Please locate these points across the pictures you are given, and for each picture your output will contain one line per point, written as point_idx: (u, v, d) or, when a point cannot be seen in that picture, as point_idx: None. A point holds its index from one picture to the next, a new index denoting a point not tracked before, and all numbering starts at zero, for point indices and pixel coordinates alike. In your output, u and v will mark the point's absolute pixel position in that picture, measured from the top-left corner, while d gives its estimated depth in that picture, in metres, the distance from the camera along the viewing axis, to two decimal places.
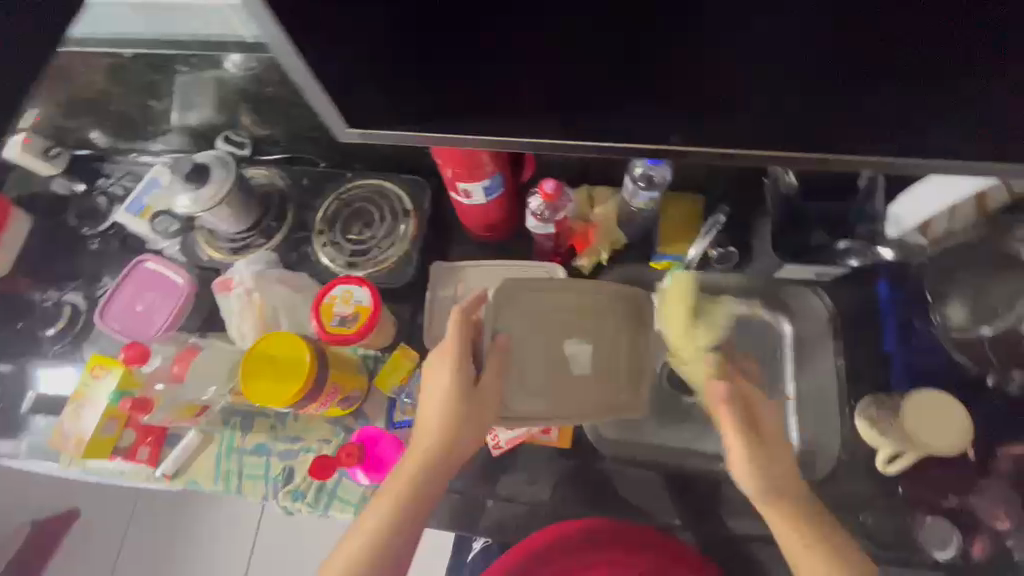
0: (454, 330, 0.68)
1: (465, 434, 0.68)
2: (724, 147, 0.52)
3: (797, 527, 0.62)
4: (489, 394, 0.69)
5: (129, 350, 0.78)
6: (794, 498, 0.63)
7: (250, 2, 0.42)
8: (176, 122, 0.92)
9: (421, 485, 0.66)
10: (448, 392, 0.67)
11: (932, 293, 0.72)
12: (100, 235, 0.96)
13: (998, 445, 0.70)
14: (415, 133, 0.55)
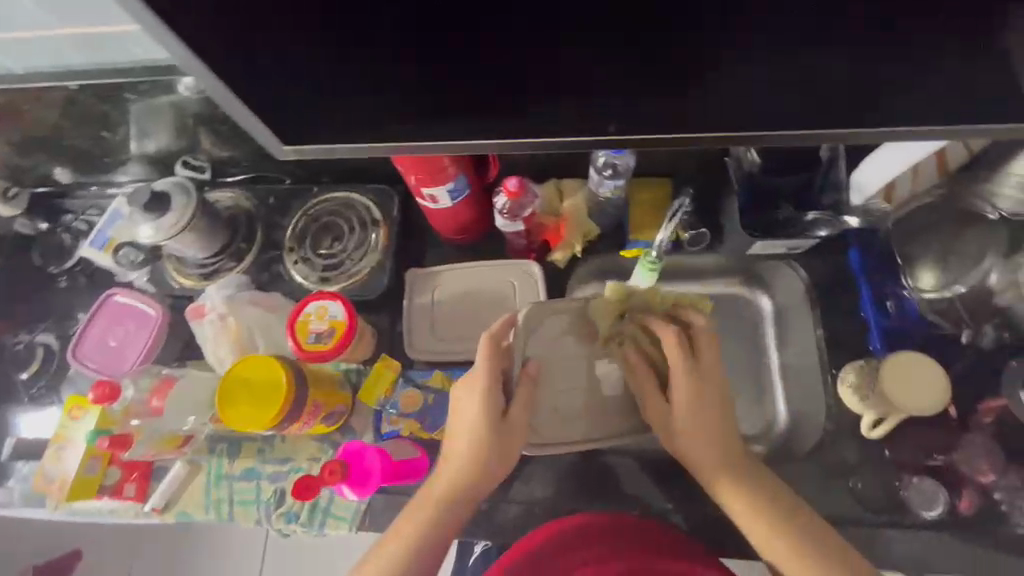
0: (483, 360, 0.65)
1: (493, 463, 0.66)
2: (684, 135, 0.53)
3: (773, 527, 0.62)
4: (517, 422, 0.66)
5: (99, 390, 0.76)
6: (741, 476, 0.64)
7: (147, 24, 0.41)
8: (134, 151, 0.90)
9: (442, 515, 0.65)
10: (476, 423, 0.65)
11: (902, 256, 0.76)
12: (68, 273, 0.94)
13: (978, 400, 0.71)
14: (379, 145, 0.56)
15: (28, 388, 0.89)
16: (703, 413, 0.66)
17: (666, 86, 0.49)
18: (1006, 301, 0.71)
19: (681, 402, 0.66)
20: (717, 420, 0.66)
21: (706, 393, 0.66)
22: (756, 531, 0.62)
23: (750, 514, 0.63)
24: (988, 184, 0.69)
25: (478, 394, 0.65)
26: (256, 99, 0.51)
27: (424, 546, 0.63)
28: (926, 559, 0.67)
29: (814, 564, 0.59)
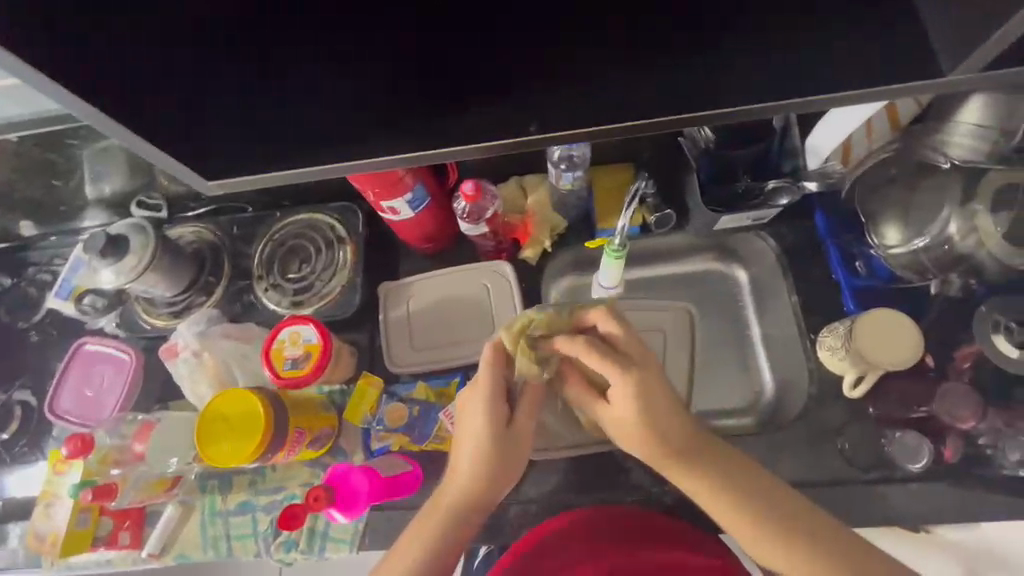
0: (489, 366, 0.64)
1: (500, 473, 0.65)
2: (631, 121, 0.52)
3: (756, 519, 0.60)
4: (523, 429, 0.66)
5: (71, 445, 0.75)
6: (703, 469, 0.62)
7: (30, 77, 0.41)
8: (90, 197, 0.90)
9: (454, 529, 0.64)
10: (482, 432, 0.64)
11: (864, 214, 0.73)
12: (37, 326, 0.92)
13: (954, 347, 0.72)
14: (337, 160, 0.55)
15: (8, 448, 0.86)
16: (650, 418, 0.62)
17: (604, 72, 0.49)
18: (969, 249, 0.67)
19: (623, 411, 0.62)
20: (667, 421, 0.62)
21: (651, 394, 0.62)
22: (725, 516, 0.62)
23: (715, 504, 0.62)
24: (940, 134, 0.69)
25: (485, 403, 0.64)
26: (195, 126, 0.51)
27: (432, 564, 0.62)
28: (920, 509, 0.68)
29: (791, 546, 0.59)
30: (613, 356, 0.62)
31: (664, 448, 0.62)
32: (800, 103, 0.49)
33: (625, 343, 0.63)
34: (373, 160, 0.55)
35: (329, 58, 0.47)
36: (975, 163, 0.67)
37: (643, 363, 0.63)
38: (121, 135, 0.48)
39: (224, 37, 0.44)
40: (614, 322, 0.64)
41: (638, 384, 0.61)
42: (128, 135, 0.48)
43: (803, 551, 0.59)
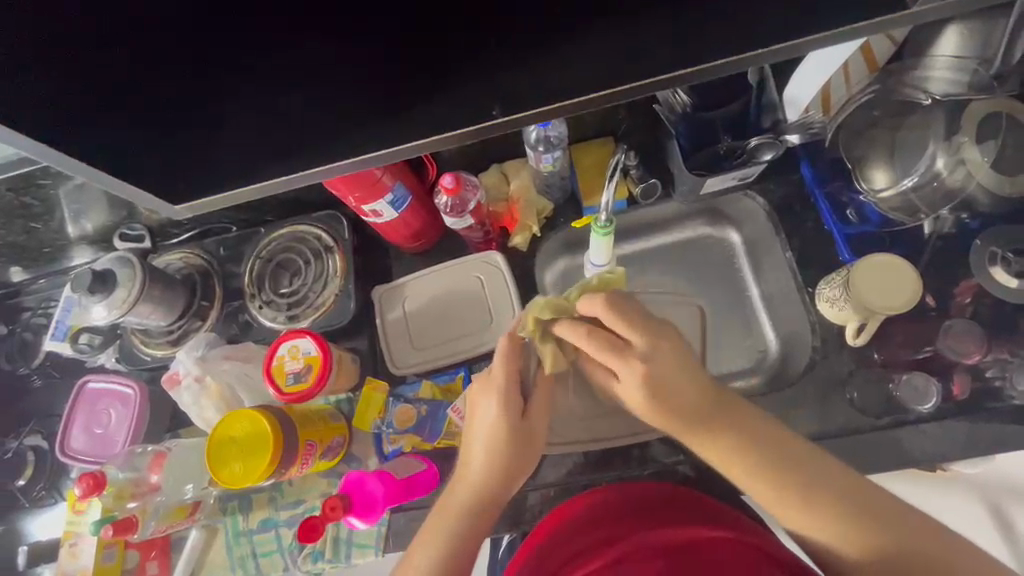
0: (506, 353, 0.64)
1: (515, 465, 0.65)
2: (613, 88, 0.50)
3: (773, 484, 0.59)
4: (538, 419, 0.66)
5: (84, 484, 0.73)
6: (710, 432, 0.61)
7: None
8: (74, 235, 0.90)
9: (470, 525, 0.64)
10: (495, 423, 0.64)
11: (851, 160, 0.71)
12: (38, 371, 0.92)
13: (954, 285, 0.71)
14: (328, 166, 0.55)
15: (26, 494, 0.86)
16: (660, 396, 0.60)
17: (570, 48, 0.47)
18: (959, 182, 0.65)
19: (631, 393, 0.61)
20: (670, 395, 0.60)
21: (664, 378, 0.59)
22: (754, 485, 0.60)
23: (730, 463, 0.61)
24: (920, 71, 0.68)
25: (499, 396, 0.64)
26: (166, 142, 0.51)
27: (449, 563, 0.62)
28: (936, 449, 0.68)
29: (820, 505, 0.57)
30: (617, 349, 0.60)
31: (677, 424, 0.61)
32: (761, 54, 0.47)
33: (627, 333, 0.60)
34: (357, 158, 0.54)
35: (289, 66, 0.46)
36: (957, 96, 0.66)
37: (654, 354, 0.60)
38: (83, 172, 0.49)
39: (186, 54, 0.44)
40: (615, 313, 0.60)
41: (646, 373, 0.59)
42: (93, 173, 0.49)
43: (792, 494, 0.58)
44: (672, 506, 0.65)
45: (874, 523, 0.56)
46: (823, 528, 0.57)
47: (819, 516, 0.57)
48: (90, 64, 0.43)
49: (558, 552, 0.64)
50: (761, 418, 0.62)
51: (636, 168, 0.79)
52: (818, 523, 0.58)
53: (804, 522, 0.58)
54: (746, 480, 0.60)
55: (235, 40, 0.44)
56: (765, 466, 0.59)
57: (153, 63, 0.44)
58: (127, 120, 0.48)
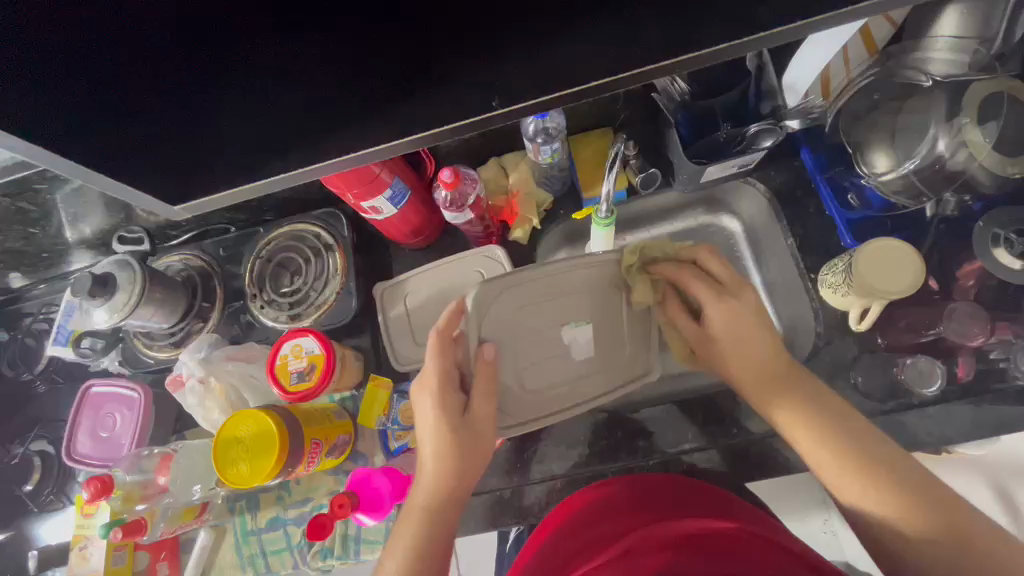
0: (431, 351, 0.64)
1: (466, 463, 0.64)
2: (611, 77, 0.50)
3: (835, 445, 0.58)
4: (482, 417, 0.65)
5: (91, 488, 0.72)
6: (786, 376, 0.63)
7: None
8: (73, 238, 0.91)
9: (433, 527, 0.62)
10: (437, 419, 0.64)
11: (852, 144, 0.72)
12: (41, 376, 0.92)
13: (957, 267, 0.71)
14: (329, 161, 0.55)
15: (34, 498, 0.87)
16: (746, 329, 0.63)
17: (568, 40, 0.47)
18: (960, 165, 0.65)
19: (717, 328, 0.64)
20: (752, 333, 0.63)
21: (749, 315, 0.63)
22: (808, 442, 0.60)
23: (794, 418, 0.61)
24: (918, 52, 0.68)
25: (437, 394, 0.64)
26: (164, 143, 0.51)
27: (413, 565, 0.59)
28: (940, 432, 0.68)
29: (874, 475, 0.56)
30: (712, 285, 0.65)
31: (756, 362, 0.63)
32: (758, 39, 0.47)
33: (720, 271, 0.65)
34: (354, 154, 0.55)
35: (284, 64, 0.46)
36: (957, 77, 0.65)
37: (741, 295, 0.64)
38: (68, 168, 0.48)
39: (181, 56, 0.43)
40: (716, 257, 0.66)
41: (735, 308, 0.63)
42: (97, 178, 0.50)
43: (848, 452, 0.58)
44: (674, 495, 0.66)
45: (910, 497, 0.55)
46: (876, 498, 0.56)
47: (875, 484, 0.56)
48: (86, 67, 0.42)
49: (565, 544, 0.63)
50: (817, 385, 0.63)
51: (636, 158, 0.78)
52: (867, 494, 0.56)
53: (855, 490, 0.57)
54: (805, 436, 0.60)
55: (230, 40, 0.43)
56: (827, 420, 0.60)
57: (149, 64, 0.43)
58: (123, 121, 0.47)
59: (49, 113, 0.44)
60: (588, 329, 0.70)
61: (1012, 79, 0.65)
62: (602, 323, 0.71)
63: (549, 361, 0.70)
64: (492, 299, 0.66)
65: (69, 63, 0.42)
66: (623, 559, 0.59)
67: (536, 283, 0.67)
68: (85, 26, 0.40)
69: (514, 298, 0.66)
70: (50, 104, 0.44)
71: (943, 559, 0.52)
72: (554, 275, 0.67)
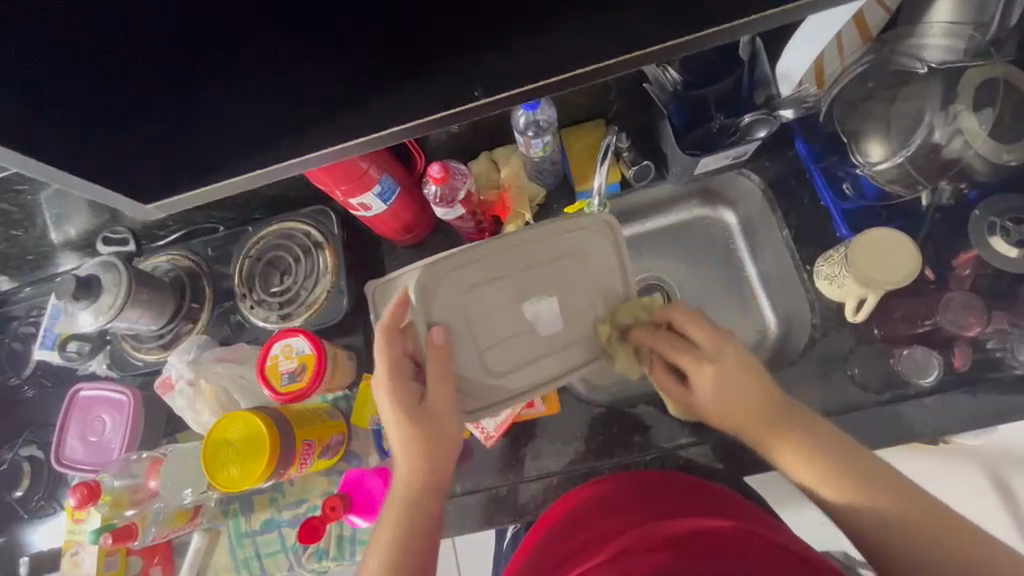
0: (381, 346, 0.63)
1: (431, 449, 0.63)
2: (598, 63, 0.48)
3: (822, 464, 0.57)
4: (439, 404, 0.62)
5: (78, 494, 0.71)
6: (786, 426, 0.59)
7: None
8: (58, 240, 0.89)
9: (411, 514, 0.63)
10: (397, 413, 0.63)
11: (846, 133, 0.71)
12: (29, 380, 0.91)
13: (953, 257, 0.70)
14: (311, 155, 0.53)
15: (25, 504, 0.86)
16: (730, 393, 0.61)
17: (556, 29, 0.45)
18: (956, 153, 0.64)
19: (703, 392, 0.62)
20: (743, 399, 0.60)
21: (729, 376, 0.61)
22: (811, 476, 0.58)
23: (800, 462, 0.58)
24: (914, 38, 0.67)
25: (391, 388, 0.63)
26: (151, 142, 0.50)
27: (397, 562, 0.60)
28: (937, 422, 0.68)
29: (863, 485, 0.56)
30: (688, 351, 0.63)
31: (746, 427, 0.61)
32: (750, 23, 0.45)
33: (697, 335, 0.62)
34: (336, 147, 0.53)
35: (267, 57, 0.45)
36: (953, 63, 0.65)
37: (720, 355, 0.61)
38: (31, 167, 0.47)
39: (171, 55, 0.43)
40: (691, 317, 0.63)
41: (714, 372, 0.61)
42: (68, 179, 0.49)
43: (838, 469, 0.57)
44: (671, 495, 0.65)
45: (897, 502, 0.55)
46: (875, 501, 0.55)
47: (866, 492, 0.55)
48: (81, 65, 0.42)
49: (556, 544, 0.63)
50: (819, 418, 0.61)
51: (628, 150, 0.78)
52: (851, 493, 0.56)
53: (839, 489, 0.56)
54: (806, 475, 0.58)
55: (221, 39, 0.43)
56: (840, 458, 0.57)
57: (138, 63, 0.43)
58: (107, 120, 0.47)
59: (34, 110, 0.44)
60: (550, 302, 0.67)
61: (1009, 65, 0.65)
62: (563, 293, 0.67)
63: (511, 339, 0.66)
64: (439, 283, 0.66)
65: (64, 61, 0.42)
66: (619, 561, 0.55)
67: (486, 261, 0.67)
68: (73, 22, 0.40)
69: (466, 284, 0.66)
70: (35, 103, 0.44)
71: (928, 558, 0.53)
72: (506, 254, 0.67)
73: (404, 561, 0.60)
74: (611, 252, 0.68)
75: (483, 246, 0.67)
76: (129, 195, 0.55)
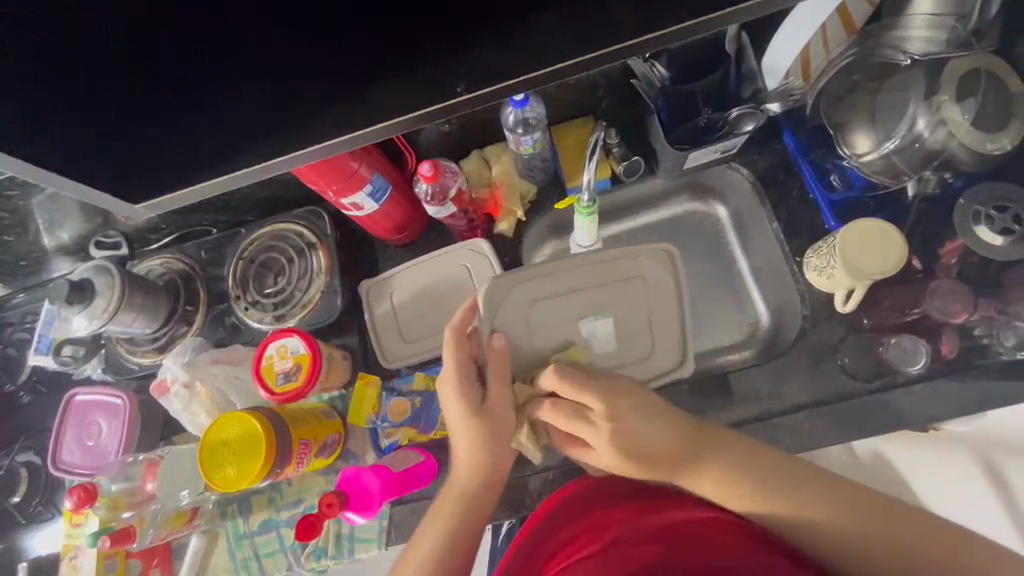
0: (450, 346, 0.64)
1: (495, 450, 0.64)
2: (585, 57, 0.48)
3: (767, 492, 0.60)
4: (502, 404, 0.64)
5: (75, 496, 0.73)
6: (703, 455, 0.62)
7: None
8: (51, 245, 0.89)
9: (461, 512, 0.64)
10: (461, 413, 0.64)
11: (833, 126, 0.71)
12: (25, 386, 0.91)
13: (940, 245, 0.71)
14: (301, 154, 0.54)
15: (22, 510, 0.86)
16: (630, 450, 0.62)
17: (542, 24, 0.46)
18: (940, 143, 0.65)
19: (602, 455, 0.63)
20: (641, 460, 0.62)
21: (632, 430, 0.62)
22: (740, 502, 0.61)
23: (723, 489, 0.61)
24: (897, 30, 0.68)
25: (458, 388, 0.64)
26: (143, 142, 0.51)
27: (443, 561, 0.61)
28: (925, 409, 0.69)
29: (819, 504, 0.59)
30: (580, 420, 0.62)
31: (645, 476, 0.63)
32: (730, 13, 0.46)
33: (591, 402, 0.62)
34: (325, 144, 0.53)
35: (256, 55, 0.45)
36: (936, 54, 0.66)
37: (616, 412, 0.61)
38: (16, 167, 0.46)
39: (164, 57, 0.44)
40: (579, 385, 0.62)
41: (612, 431, 0.61)
42: (54, 179, 0.49)
43: (772, 488, 0.60)
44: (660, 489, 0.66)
45: (871, 518, 0.57)
46: (836, 516, 0.58)
47: (822, 504, 0.59)
48: (69, 71, 0.43)
49: (555, 537, 0.63)
50: (748, 441, 0.63)
51: (618, 146, 0.79)
52: (813, 510, 0.59)
53: (791, 507, 0.59)
54: (734, 501, 0.61)
55: (217, 39, 0.43)
56: (765, 488, 0.60)
57: (129, 63, 0.44)
58: (96, 121, 0.47)
59: (25, 113, 0.44)
60: (606, 321, 0.69)
61: (991, 55, 0.65)
62: (620, 312, 0.70)
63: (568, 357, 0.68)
64: (504, 295, 0.69)
65: (54, 68, 0.42)
66: (605, 553, 0.59)
67: (547, 279, 0.70)
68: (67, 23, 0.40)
69: (529, 296, 0.69)
70: (23, 105, 0.44)
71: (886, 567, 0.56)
72: (563, 270, 0.70)
73: (453, 558, 0.62)
74: (666, 273, 0.71)
75: (536, 265, 0.70)
76: (116, 195, 0.54)
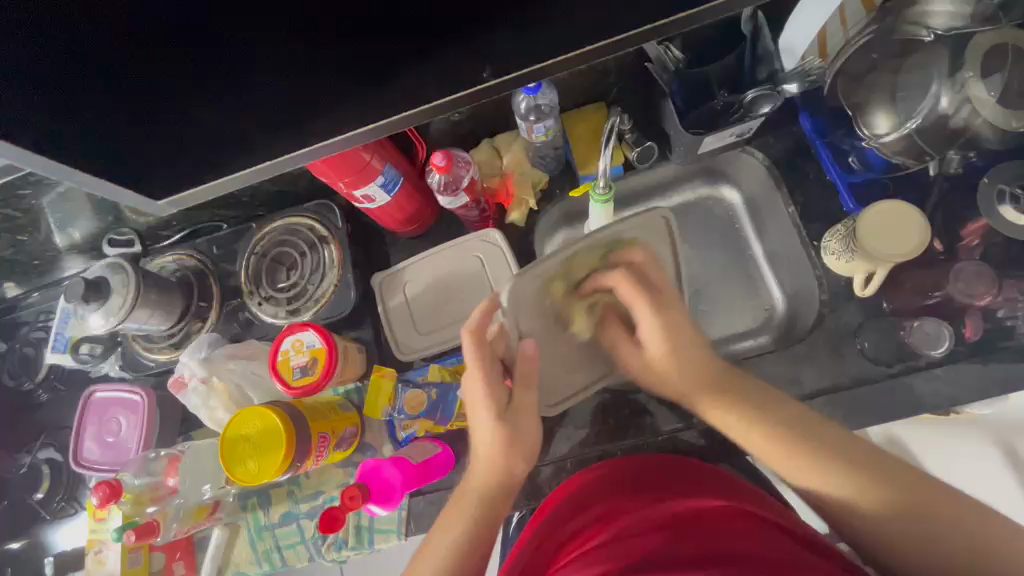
0: (471, 346, 0.62)
1: (516, 453, 0.65)
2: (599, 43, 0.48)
3: (808, 459, 0.59)
4: (528, 404, 0.65)
5: (100, 492, 0.72)
6: (726, 396, 0.64)
7: None
8: (63, 244, 0.89)
9: (482, 516, 0.64)
10: (487, 412, 0.64)
11: (852, 107, 0.70)
12: (44, 385, 0.91)
13: (961, 225, 0.70)
14: (324, 145, 0.54)
15: (46, 506, 0.87)
16: (675, 341, 0.65)
17: (559, 9, 0.45)
18: (962, 121, 0.63)
19: (652, 346, 0.66)
20: (689, 348, 0.66)
21: (675, 328, 0.65)
22: (771, 455, 0.61)
23: (762, 441, 0.62)
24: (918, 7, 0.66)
25: (484, 386, 0.63)
26: (151, 145, 0.51)
27: (456, 565, 0.61)
28: (949, 393, 0.68)
29: (864, 480, 0.57)
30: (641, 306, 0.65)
31: (721, 385, 0.65)
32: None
33: (657, 278, 0.65)
34: (344, 133, 0.53)
35: (270, 54, 0.45)
36: (959, 28, 0.63)
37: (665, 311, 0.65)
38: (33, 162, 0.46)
39: (173, 55, 0.43)
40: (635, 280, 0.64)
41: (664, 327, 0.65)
42: (70, 172, 0.48)
43: (822, 458, 0.59)
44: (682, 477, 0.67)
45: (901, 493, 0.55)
46: (873, 496, 0.56)
47: (866, 479, 0.57)
48: (72, 71, 0.42)
49: (567, 527, 0.65)
50: (791, 405, 0.63)
51: (631, 132, 0.77)
52: (865, 491, 0.56)
53: (844, 488, 0.57)
54: (777, 447, 0.61)
55: (217, 42, 0.43)
56: (803, 445, 0.60)
57: (137, 61, 0.43)
58: (105, 119, 0.47)
59: (37, 111, 0.44)
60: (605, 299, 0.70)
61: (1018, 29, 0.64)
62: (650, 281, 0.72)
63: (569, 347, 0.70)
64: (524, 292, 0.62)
65: (57, 67, 0.42)
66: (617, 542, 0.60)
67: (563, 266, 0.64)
68: (71, 31, 0.40)
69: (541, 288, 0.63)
70: (38, 105, 0.44)
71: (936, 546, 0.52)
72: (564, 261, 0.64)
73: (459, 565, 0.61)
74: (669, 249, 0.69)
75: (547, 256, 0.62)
76: (134, 189, 0.54)
